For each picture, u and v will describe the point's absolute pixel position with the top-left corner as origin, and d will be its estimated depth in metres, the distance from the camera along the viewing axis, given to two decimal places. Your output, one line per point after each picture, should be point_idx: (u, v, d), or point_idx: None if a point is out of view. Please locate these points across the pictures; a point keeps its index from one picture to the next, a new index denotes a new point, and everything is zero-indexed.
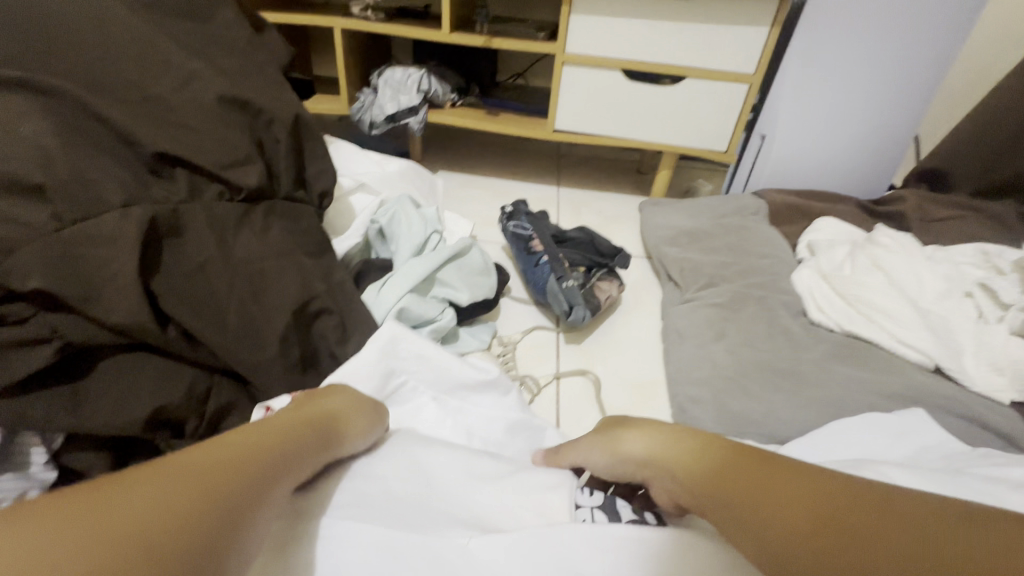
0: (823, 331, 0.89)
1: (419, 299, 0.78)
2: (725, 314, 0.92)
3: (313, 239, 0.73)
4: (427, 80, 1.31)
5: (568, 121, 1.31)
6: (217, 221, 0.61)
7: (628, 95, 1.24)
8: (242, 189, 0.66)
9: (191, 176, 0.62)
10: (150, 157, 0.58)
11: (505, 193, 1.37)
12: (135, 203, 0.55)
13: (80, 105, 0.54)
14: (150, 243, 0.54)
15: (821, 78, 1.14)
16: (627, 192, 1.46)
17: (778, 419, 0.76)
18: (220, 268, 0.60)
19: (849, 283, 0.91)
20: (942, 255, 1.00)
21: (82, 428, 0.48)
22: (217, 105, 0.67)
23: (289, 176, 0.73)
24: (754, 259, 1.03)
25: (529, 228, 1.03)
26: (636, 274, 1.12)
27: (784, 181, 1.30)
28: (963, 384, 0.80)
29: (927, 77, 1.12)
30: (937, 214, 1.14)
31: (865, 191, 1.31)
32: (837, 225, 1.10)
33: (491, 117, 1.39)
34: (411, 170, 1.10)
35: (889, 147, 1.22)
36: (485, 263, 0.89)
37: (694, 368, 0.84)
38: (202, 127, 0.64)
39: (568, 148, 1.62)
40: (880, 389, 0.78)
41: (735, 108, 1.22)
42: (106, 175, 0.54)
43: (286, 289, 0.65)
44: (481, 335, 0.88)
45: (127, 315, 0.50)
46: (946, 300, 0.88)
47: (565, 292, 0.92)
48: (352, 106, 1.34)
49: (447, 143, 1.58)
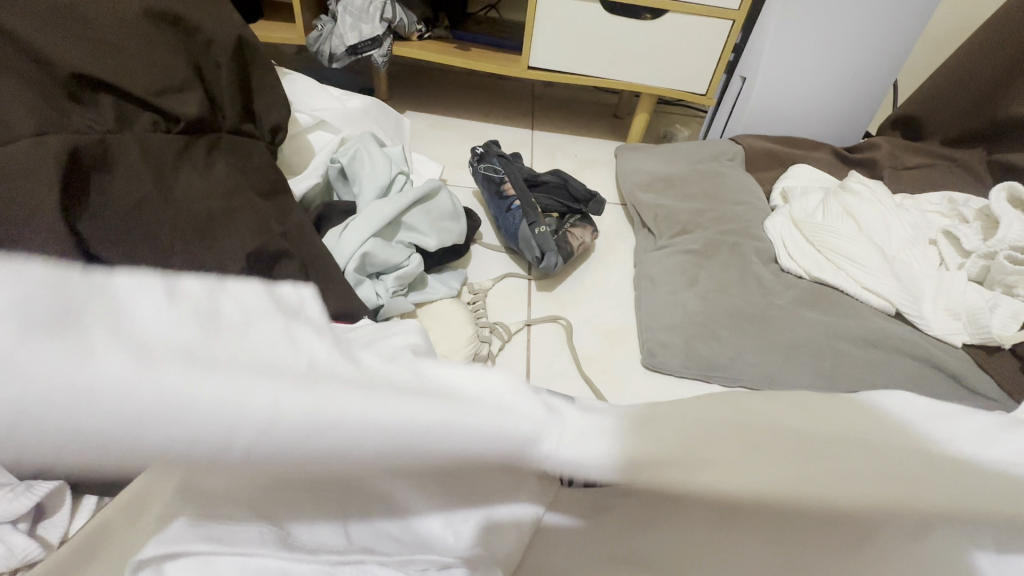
0: (792, 278, 0.90)
1: (384, 243, 0.75)
2: (698, 261, 0.91)
3: (266, 177, 0.68)
4: (390, 8, 1.20)
5: (543, 58, 1.23)
6: (152, 155, 0.56)
7: (607, 30, 1.17)
8: (180, 120, 0.60)
9: (118, 103, 0.55)
10: (68, 78, 0.51)
11: (477, 135, 1.31)
12: (51, 132, 0.48)
13: None
14: (73, 180, 0.48)
15: (808, 15, 1.09)
16: (603, 136, 1.41)
17: (744, 362, 0.79)
18: (160, 206, 0.54)
19: (819, 230, 0.92)
20: (910, 202, 1.01)
21: None
22: (144, 19, 0.59)
23: (233, 106, 0.67)
24: (729, 206, 1.02)
25: (500, 171, 0.99)
26: (610, 220, 1.10)
27: (761, 128, 1.27)
28: (921, 328, 0.82)
29: (913, 20, 1.08)
30: (908, 162, 1.15)
31: (841, 139, 1.29)
32: (811, 172, 1.10)
33: (460, 51, 1.29)
34: (374, 106, 1.02)
35: (869, 94, 1.20)
36: (454, 207, 0.85)
37: (666, 315, 0.84)
38: (127, 47, 0.57)
39: (543, 90, 1.54)
40: (844, 334, 0.80)
41: (715, 49, 1.17)
42: (12, 98, 0.47)
43: (237, 233, 0.59)
44: (450, 283, 0.85)
45: None
46: (912, 247, 0.90)
47: (537, 238, 0.89)
48: (309, 36, 1.23)
49: (414, 80, 1.48)
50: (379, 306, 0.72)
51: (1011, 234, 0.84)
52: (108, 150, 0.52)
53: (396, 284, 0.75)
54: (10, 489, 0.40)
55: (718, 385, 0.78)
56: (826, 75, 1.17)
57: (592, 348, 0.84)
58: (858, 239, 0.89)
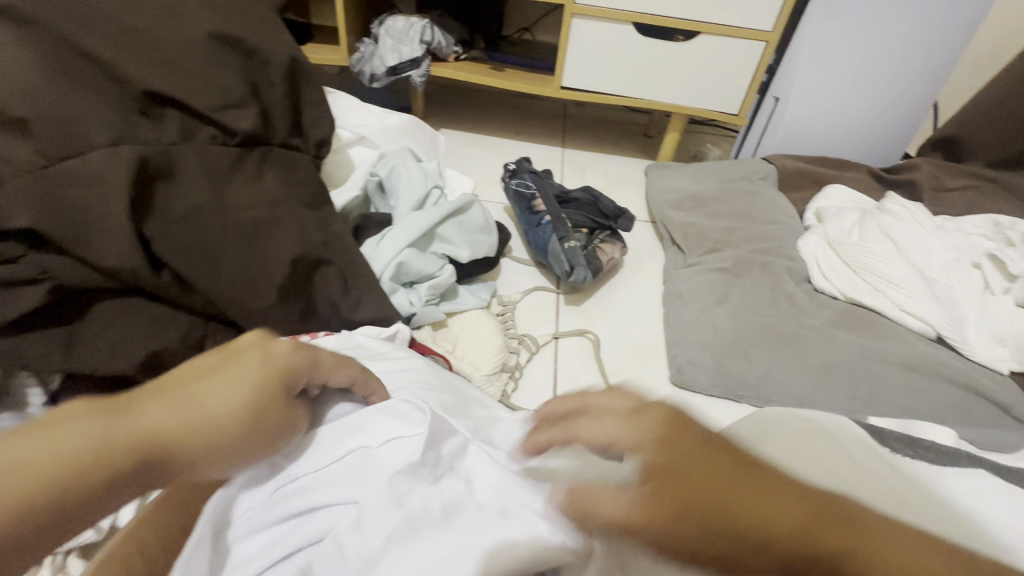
0: (827, 298, 0.88)
1: (418, 254, 0.78)
2: (728, 279, 0.91)
3: (310, 188, 0.72)
4: (430, 31, 1.26)
5: (576, 78, 1.26)
6: (210, 165, 0.60)
7: (639, 51, 1.19)
8: (236, 133, 0.64)
9: (182, 117, 0.60)
10: (139, 95, 0.56)
11: (508, 152, 1.34)
12: (124, 142, 0.53)
13: (68, 41, 0.52)
14: (140, 186, 0.52)
15: (843, 36, 1.09)
16: (633, 154, 1.42)
17: (775, 383, 0.77)
18: (215, 214, 0.58)
19: (855, 250, 0.90)
20: (952, 224, 0.99)
21: (76, 369, 0.48)
22: (209, 41, 0.64)
23: (284, 122, 0.72)
24: (761, 225, 1.01)
25: (532, 187, 1.01)
26: (639, 237, 1.10)
27: (795, 148, 1.26)
28: (963, 354, 0.80)
29: (953, 40, 1.07)
30: (949, 184, 1.12)
31: (879, 159, 1.27)
32: (846, 193, 1.08)
33: (495, 72, 1.34)
34: (412, 123, 1.06)
35: (908, 114, 1.18)
36: (486, 221, 0.87)
37: (695, 332, 0.84)
38: (193, 67, 0.62)
39: (574, 109, 1.57)
40: (880, 357, 0.78)
41: (749, 69, 1.18)
42: (93, 112, 0.52)
43: (284, 241, 0.63)
44: (481, 294, 0.87)
45: (122, 257, 0.49)
46: (954, 270, 0.87)
47: (566, 252, 0.90)
48: (351, 57, 1.29)
49: (449, 99, 1.53)
50: (412, 313, 0.76)
51: None
52: (172, 160, 0.56)
53: (429, 293, 0.78)
54: None
55: (747, 404, 0.77)
56: (862, 96, 1.16)
57: (620, 363, 0.84)
58: (895, 261, 0.87)
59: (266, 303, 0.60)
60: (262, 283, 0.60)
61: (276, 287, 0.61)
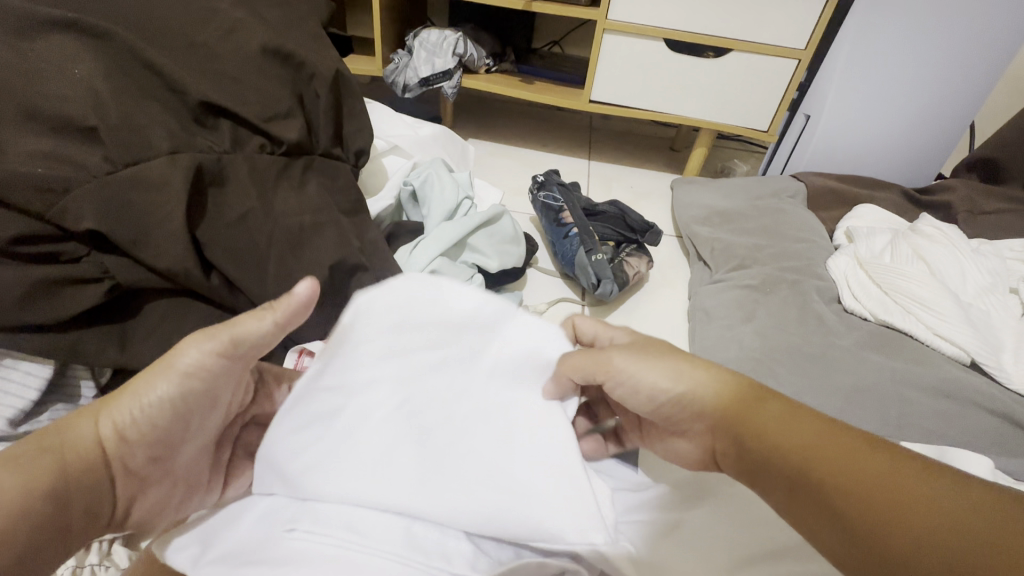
0: (856, 319, 0.87)
1: (450, 263, 0.79)
2: (755, 297, 0.91)
3: (349, 196, 0.75)
4: (462, 44, 1.29)
5: (604, 92, 1.27)
6: (257, 173, 0.62)
7: (668, 67, 1.20)
8: (282, 143, 0.67)
9: (234, 127, 0.62)
10: (196, 106, 0.59)
11: (535, 163, 1.36)
12: (181, 151, 0.56)
13: (136, 56, 0.56)
14: (195, 192, 0.55)
15: (877, 56, 1.08)
16: (659, 168, 1.43)
17: (802, 403, 0.77)
18: (261, 220, 0.60)
19: (887, 272, 0.89)
20: (988, 248, 0.97)
21: (129, 364, 0.51)
22: (260, 54, 0.67)
23: (327, 132, 0.74)
24: (789, 243, 1.01)
25: (559, 200, 1.02)
26: (664, 252, 1.10)
27: (825, 166, 1.26)
28: (999, 381, 0.78)
29: (992, 61, 1.06)
30: (986, 206, 1.10)
31: (912, 178, 1.25)
32: (878, 213, 1.07)
33: (525, 84, 1.36)
34: (443, 134, 1.09)
35: (943, 135, 1.16)
36: (515, 232, 0.88)
37: (721, 349, 0.84)
38: (245, 79, 0.65)
39: (601, 121, 1.58)
40: (912, 381, 0.77)
41: (779, 87, 1.18)
42: (155, 122, 0.55)
43: (324, 247, 0.65)
44: (508, 303, 0.88)
45: (175, 259, 0.51)
46: (990, 295, 0.85)
47: (594, 265, 0.91)
48: (386, 68, 1.33)
49: (478, 109, 1.56)
50: None
51: None
52: (223, 168, 0.59)
53: None
54: None
55: None
56: (896, 115, 1.15)
57: None
58: (929, 284, 0.86)
59: None
60: None
61: None
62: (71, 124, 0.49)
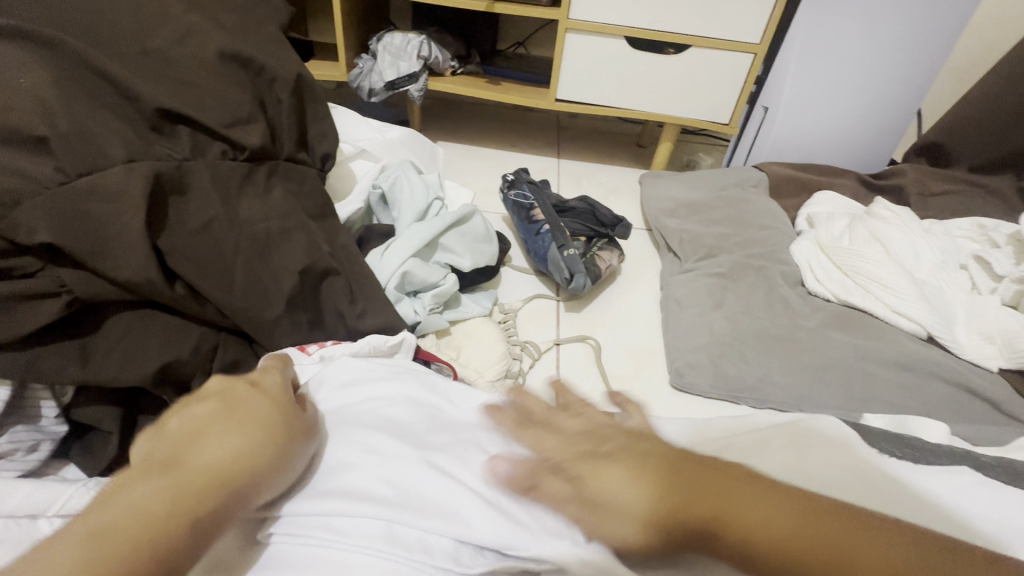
0: (820, 301, 0.91)
1: (422, 263, 0.79)
2: (724, 284, 0.93)
3: (317, 202, 0.74)
4: (427, 47, 1.29)
5: (569, 90, 1.29)
6: (220, 180, 0.61)
7: (630, 64, 1.23)
8: (245, 148, 0.65)
9: (193, 133, 0.61)
10: (153, 113, 0.58)
11: (504, 164, 1.37)
12: (139, 159, 0.54)
13: (88, 64, 0.54)
14: (155, 201, 0.54)
15: (827, 48, 1.13)
16: (627, 164, 1.45)
17: (772, 383, 0.79)
18: (226, 227, 0.59)
19: (847, 254, 0.93)
20: (939, 227, 1.01)
21: (92, 381, 0.49)
22: (218, 60, 0.66)
23: (291, 138, 0.74)
24: (754, 231, 1.04)
25: (530, 197, 1.03)
26: (635, 245, 1.12)
27: (784, 156, 1.30)
28: (953, 352, 0.82)
29: (933, 51, 1.11)
30: (936, 188, 1.15)
31: (867, 165, 1.30)
32: (836, 198, 1.11)
33: (491, 85, 1.37)
34: (411, 137, 1.09)
35: (893, 122, 1.21)
36: (486, 230, 0.89)
37: (692, 336, 0.86)
38: (203, 85, 0.64)
39: (569, 120, 1.60)
40: (874, 357, 0.81)
41: (738, 81, 1.21)
42: (109, 130, 0.53)
43: (292, 254, 0.65)
44: (483, 302, 0.88)
45: (137, 270, 0.50)
46: (941, 271, 0.89)
47: (566, 260, 0.92)
48: (350, 73, 1.32)
49: (446, 112, 1.56)
50: (416, 321, 0.77)
51: None
52: (184, 176, 0.58)
53: (432, 302, 0.79)
54: (85, 483, 0.47)
55: (746, 405, 0.79)
56: (848, 104, 1.20)
57: (620, 367, 0.85)
58: (886, 264, 0.90)
59: (277, 313, 0.61)
60: (272, 293, 0.62)
61: (285, 298, 0.62)
62: (20, 135, 0.48)
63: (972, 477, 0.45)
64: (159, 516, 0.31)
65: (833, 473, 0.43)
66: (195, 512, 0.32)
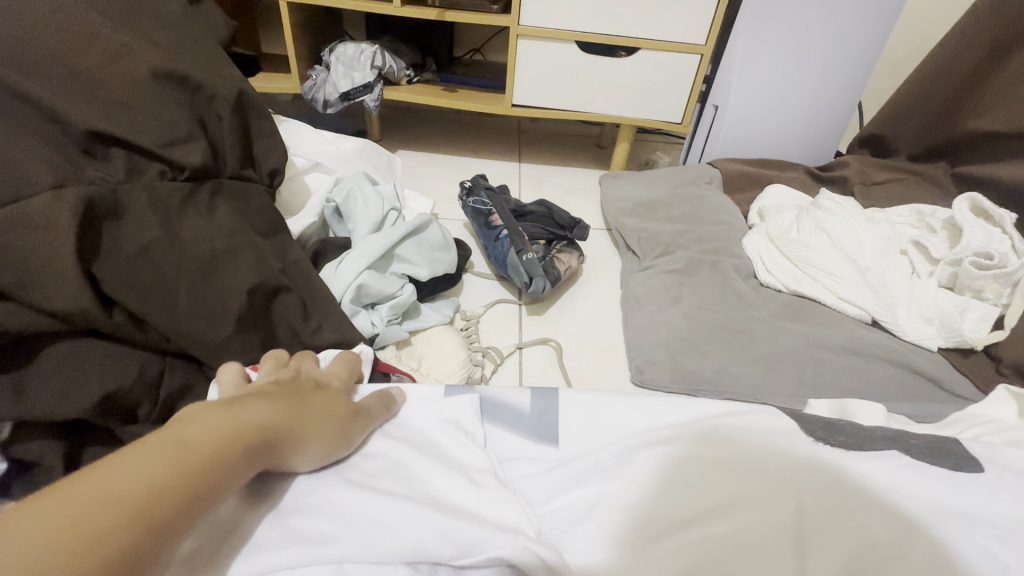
0: (772, 292, 0.94)
1: (377, 275, 0.79)
2: (680, 280, 0.96)
3: (266, 218, 0.73)
4: (380, 56, 1.28)
5: (525, 95, 1.30)
6: (159, 201, 0.60)
7: (583, 68, 1.25)
8: (184, 167, 0.65)
9: (128, 155, 0.60)
10: (83, 135, 0.56)
11: (465, 170, 1.37)
12: (68, 184, 0.53)
13: (7, 87, 0.52)
14: (87, 226, 0.52)
15: (769, 47, 1.17)
16: (587, 165, 1.47)
17: (728, 375, 0.81)
18: (167, 248, 0.58)
19: (795, 245, 0.96)
20: (881, 215, 1.06)
21: (30, 416, 0.47)
22: (152, 79, 0.65)
23: (235, 154, 0.73)
24: (708, 226, 1.07)
25: (488, 204, 1.03)
26: (596, 246, 1.14)
27: (736, 152, 1.34)
28: (896, 334, 0.86)
29: (867, 47, 1.16)
30: (878, 177, 1.20)
31: (814, 158, 1.35)
32: (786, 192, 1.15)
33: (447, 92, 1.37)
34: (367, 147, 1.08)
35: (835, 116, 1.26)
36: (444, 239, 0.89)
37: (651, 333, 0.88)
38: (137, 106, 0.62)
39: (529, 124, 1.61)
40: (824, 343, 0.84)
41: (687, 81, 1.24)
42: (34, 155, 0.52)
43: (240, 273, 0.64)
44: (443, 310, 0.88)
45: (70, 298, 0.49)
46: (883, 258, 0.93)
47: (525, 264, 0.93)
48: (304, 84, 1.31)
49: (406, 121, 1.56)
50: (374, 334, 0.77)
51: (974, 241, 0.88)
52: (119, 199, 0.57)
53: (390, 313, 0.79)
54: None
55: (705, 398, 0.80)
56: (792, 100, 1.24)
57: (582, 368, 0.87)
58: (831, 253, 0.93)
59: (226, 333, 0.60)
60: (220, 314, 0.61)
61: (234, 317, 0.61)
62: None
63: (901, 457, 0.47)
64: (177, 469, 0.34)
65: (776, 462, 0.45)
66: (205, 471, 0.35)
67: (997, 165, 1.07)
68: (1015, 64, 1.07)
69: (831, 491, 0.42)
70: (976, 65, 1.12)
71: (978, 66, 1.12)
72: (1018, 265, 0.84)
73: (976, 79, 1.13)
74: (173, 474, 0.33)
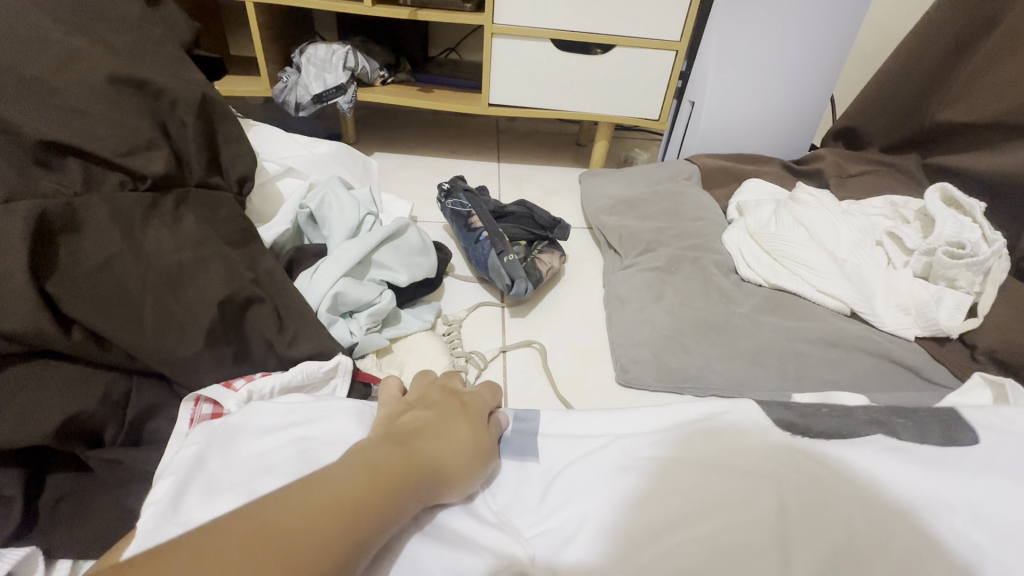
0: (752, 286, 0.94)
1: (355, 282, 0.77)
2: (662, 277, 0.95)
3: (235, 227, 0.71)
4: (353, 57, 1.26)
5: (501, 95, 1.29)
6: (120, 212, 0.57)
7: (559, 66, 1.24)
8: (146, 176, 0.62)
9: (84, 165, 0.57)
10: (35, 146, 0.53)
11: (443, 171, 1.35)
12: (19, 198, 0.50)
13: None
14: (42, 242, 0.49)
15: (743, 43, 1.17)
16: (566, 164, 1.47)
17: (712, 371, 0.82)
18: (129, 262, 0.56)
19: (774, 240, 0.96)
20: (856, 207, 1.07)
21: None
22: (110, 85, 0.62)
23: (201, 162, 0.70)
24: (688, 223, 1.07)
25: (467, 205, 1.02)
26: (577, 245, 1.13)
27: (714, 148, 1.34)
28: (875, 325, 0.87)
29: (838, 41, 1.18)
30: (852, 169, 1.22)
31: (790, 152, 1.37)
32: (763, 186, 1.16)
33: (423, 93, 1.35)
34: (341, 151, 1.06)
35: (809, 109, 1.28)
36: (423, 243, 0.87)
37: (635, 331, 0.87)
38: (94, 113, 0.59)
39: (507, 124, 1.60)
40: (805, 337, 0.84)
41: (663, 78, 1.25)
42: None
43: (210, 285, 0.61)
44: (424, 316, 0.87)
45: (24, 319, 0.46)
46: (860, 249, 0.95)
47: (506, 266, 0.92)
48: (274, 87, 1.27)
49: (381, 123, 1.53)
50: (353, 342, 0.75)
51: (946, 231, 0.90)
52: (77, 212, 0.54)
53: (369, 321, 0.77)
54: None
55: (689, 395, 0.80)
56: (767, 95, 1.25)
57: (567, 369, 0.86)
58: (809, 246, 0.94)
59: (195, 349, 0.58)
60: (189, 329, 0.58)
61: (204, 332, 0.59)
62: None
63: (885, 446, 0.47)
64: (359, 484, 0.35)
65: (760, 460, 0.44)
66: (385, 489, 0.36)
67: (965, 154, 1.10)
68: (979, 56, 1.09)
69: (809, 485, 0.41)
70: (942, 58, 1.14)
71: (944, 58, 1.14)
72: (989, 253, 0.85)
73: (942, 71, 1.15)
74: (362, 488, 0.35)
